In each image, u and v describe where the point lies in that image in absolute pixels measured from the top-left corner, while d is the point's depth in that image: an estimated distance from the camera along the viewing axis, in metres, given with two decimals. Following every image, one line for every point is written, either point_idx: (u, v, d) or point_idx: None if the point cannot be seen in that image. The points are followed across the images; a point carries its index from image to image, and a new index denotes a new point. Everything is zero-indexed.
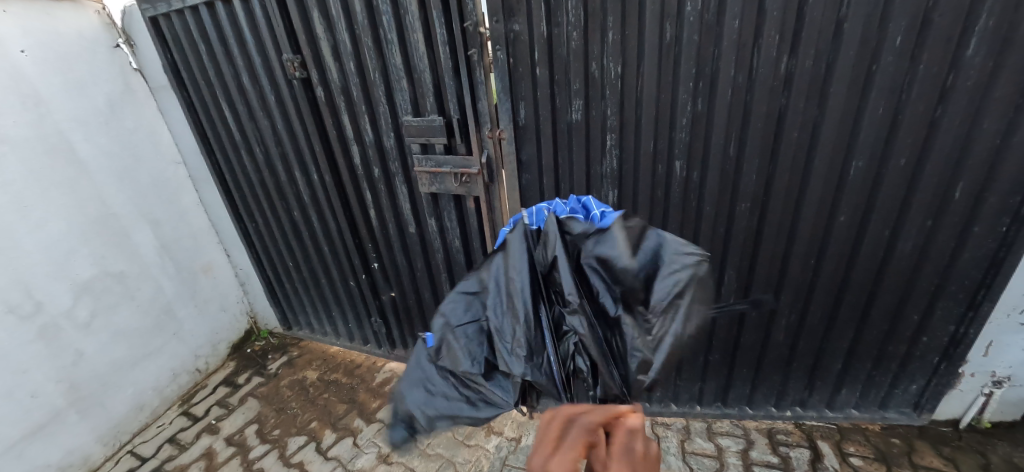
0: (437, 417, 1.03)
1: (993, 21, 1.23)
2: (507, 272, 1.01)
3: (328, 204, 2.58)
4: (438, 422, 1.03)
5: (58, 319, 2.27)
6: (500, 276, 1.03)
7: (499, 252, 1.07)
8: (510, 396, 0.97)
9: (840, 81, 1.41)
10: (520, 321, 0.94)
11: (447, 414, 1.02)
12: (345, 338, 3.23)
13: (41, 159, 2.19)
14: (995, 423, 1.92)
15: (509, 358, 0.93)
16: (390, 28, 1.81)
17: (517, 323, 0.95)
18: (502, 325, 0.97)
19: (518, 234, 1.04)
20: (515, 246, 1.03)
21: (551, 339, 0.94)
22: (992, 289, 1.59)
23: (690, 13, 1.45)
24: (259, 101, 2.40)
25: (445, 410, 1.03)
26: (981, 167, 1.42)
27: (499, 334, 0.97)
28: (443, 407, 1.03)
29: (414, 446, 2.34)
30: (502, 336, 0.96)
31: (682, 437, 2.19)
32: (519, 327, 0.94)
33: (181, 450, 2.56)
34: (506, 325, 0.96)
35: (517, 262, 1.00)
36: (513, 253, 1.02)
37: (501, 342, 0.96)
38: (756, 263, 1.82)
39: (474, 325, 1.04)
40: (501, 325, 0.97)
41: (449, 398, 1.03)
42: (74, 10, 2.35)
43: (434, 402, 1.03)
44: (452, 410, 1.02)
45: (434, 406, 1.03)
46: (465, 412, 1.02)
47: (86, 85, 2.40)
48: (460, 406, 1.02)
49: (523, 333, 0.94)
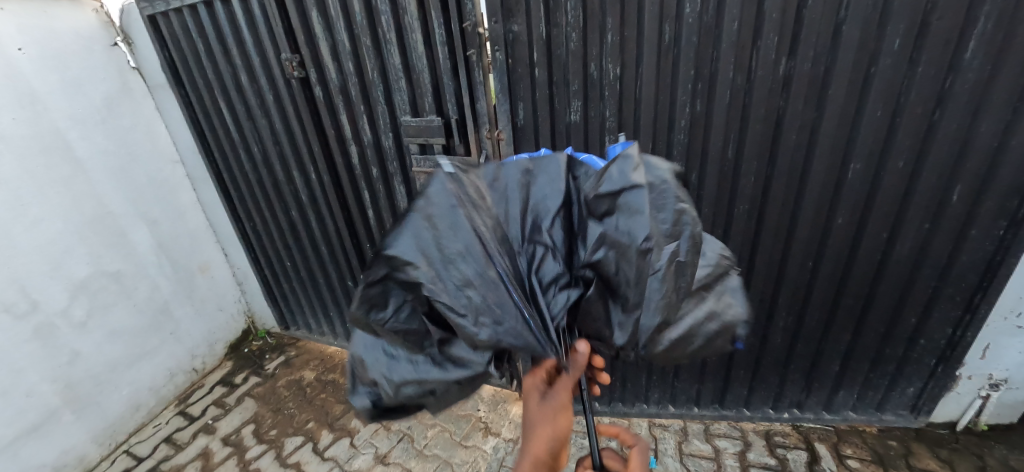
0: (396, 381, 0.87)
1: (991, 24, 1.23)
2: (435, 234, 0.81)
3: (326, 204, 2.57)
4: (398, 388, 0.87)
5: (53, 318, 2.25)
6: (425, 239, 0.81)
7: (414, 212, 0.84)
8: (480, 356, 0.83)
9: (840, 82, 1.41)
10: (477, 284, 0.78)
11: (406, 373, 0.87)
12: (342, 338, 3.22)
13: (38, 158, 2.18)
14: (992, 425, 1.92)
15: (473, 328, 0.77)
16: (389, 28, 1.80)
17: (482, 282, 0.78)
18: (452, 297, 0.78)
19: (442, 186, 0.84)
20: (437, 199, 0.83)
21: (519, 296, 0.80)
22: (989, 292, 1.59)
23: (689, 15, 1.45)
24: (257, 100, 2.39)
25: (407, 372, 0.87)
26: (978, 171, 1.42)
27: (449, 305, 0.78)
28: (406, 367, 0.87)
29: (411, 447, 2.34)
30: (451, 306, 0.78)
31: (679, 438, 2.19)
32: (475, 288, 0.78)
33: (177, 450, 2.55)
34: (453, 294, 0.78)
35: (447, 217, 0.81)
36: (443, 205, 0.83)
37: (456, 314, 0.78)
38: (754, 265, 1.82)
39: (406, 310, 0.87)
40: (449, 295, 0.78)
41: (410, 353, 0.87)
42: (71, 9, 2.34)
43: (394, 369, 0.88)
44: (414, 368, 0.87)
45: (395, 372, 0.87)
46: (434, 365, 0.86)
47: (84, 84, 2.39)
48: (423, 363, 0.87)
49: (483, 296, 0.78)
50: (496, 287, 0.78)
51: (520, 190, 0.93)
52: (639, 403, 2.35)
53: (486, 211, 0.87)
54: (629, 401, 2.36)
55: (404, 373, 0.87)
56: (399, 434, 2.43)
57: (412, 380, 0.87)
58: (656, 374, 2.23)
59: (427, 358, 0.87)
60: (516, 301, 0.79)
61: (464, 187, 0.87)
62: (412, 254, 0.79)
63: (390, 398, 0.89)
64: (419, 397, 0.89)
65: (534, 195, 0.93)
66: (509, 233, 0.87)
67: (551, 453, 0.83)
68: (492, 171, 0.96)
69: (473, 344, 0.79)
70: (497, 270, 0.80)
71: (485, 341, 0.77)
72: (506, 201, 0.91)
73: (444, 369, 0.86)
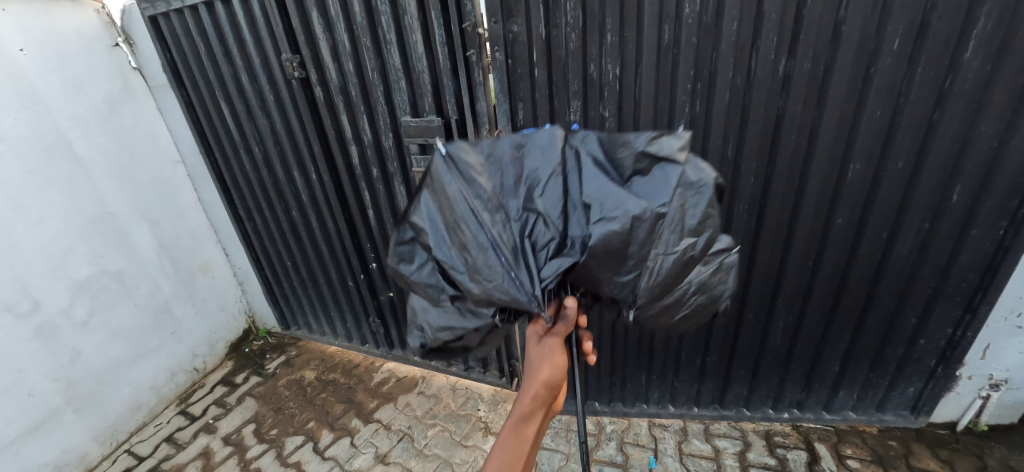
0: (433, 329, 1.12)
1: (990, 26, 1.23)
2: (440, 208, 0.99)
3: (326, 204, 2.57)
4: (435, 335, 1.12)
5: (54, 317, 2.26)
6: (431, 213, 1.00)
7: (426, 191, 1.04)
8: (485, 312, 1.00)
9: (839, 83, 1.41)
10: (470, 248, 0.94)
11: (439, 324, 1.11)
12: (343, 338, 3.23)
13: (40, 158, 2.19)
14: (992, 425, 1.92)
15: (469, 283, 0.95)
16: (389, 29, 1.81)
17: (476, 245, 0.93)
18: (450, 258, 0.97)
19: (443, 165, 0.98)
20: (440, 178, 0.99)
21: (505, 257, 0.91)
22: (989, 292, 1.59)
23: (688, 16, 1.45)
24: (258, 100, 2.39)
25: (439, 322, 1.10)
26: (978, 171, 1.42)
27: (448, 265, 0.97)
28: (438, 318, 1.10)
29: (411, 446, 2.34)
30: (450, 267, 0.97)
31: (679, 438, 2.19)
32: (467, 252, 0.95)
33: (179, 449, 2.55)
34: (451, 255, 0.97)
35: (448, 192, 0.97)
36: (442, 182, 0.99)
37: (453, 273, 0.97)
38: (755, 264, 1.82)
39: (425, 267, 1.09)
40: (452, 258, 0.97)
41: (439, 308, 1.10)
42: (73, 9, 2.35)
43: (431, 317, 1.12)
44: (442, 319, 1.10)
45: (432, 321, 1.12)
46: (455, 316, 1.07)
47: (86, 84, 2.40)
48: (449, 316, 1.08)
49: (473, 258, 0.94)
50: (484, 251, 0.92)
51: (517, 160, 0.99)
52: (638, 403, 2.36)
53: (482, 183, 0.96)
54: (629, 401, 2.36)
55: (437, 323, 1.11)
56: (400, 434, 2.44)
57: (442, 329, 1.10)
58: (656, 373, 2.23)
59: (450, 311, 1.08)
60: (502, 264, 0.91)
61: (460, 164, 0.99)
62: (425, 224, 1.01)
63: (433, 342, 1.15)
64: (452, 343, 1.13)
65: (528, 167, 0.97)
66: (503, 201, 0.95)
67: (550, 385, 0.93)
68: (490, 145, 1.01)
69: (473, 297, 0.96)
70: (485, 236, 0.92)
71: (480, 294, 0.94)
72: (503, 170, 0.98)
73: (462, 322, 1.06)
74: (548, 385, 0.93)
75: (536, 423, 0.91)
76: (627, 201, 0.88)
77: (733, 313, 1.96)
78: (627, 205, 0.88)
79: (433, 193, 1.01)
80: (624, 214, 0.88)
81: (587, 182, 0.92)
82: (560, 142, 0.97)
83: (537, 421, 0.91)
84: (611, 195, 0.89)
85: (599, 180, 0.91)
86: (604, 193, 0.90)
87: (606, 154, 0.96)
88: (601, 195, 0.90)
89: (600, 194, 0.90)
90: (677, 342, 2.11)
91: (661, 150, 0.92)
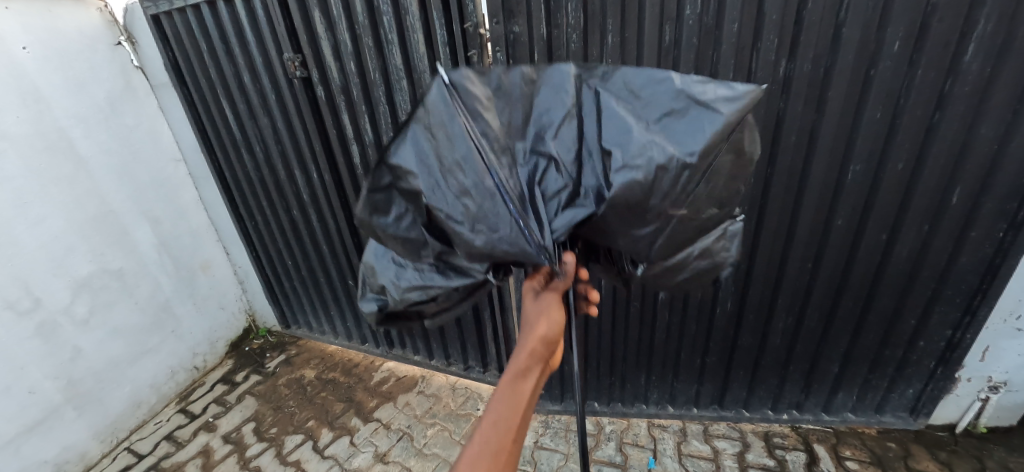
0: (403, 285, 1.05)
1: (990, 28, 1.24)
2: (435, 145, 0.84)
3: (327, 203, 2.58)
4: (403, 294, 1.05)
5: (56, 315, 2.27)
6: (423, 152, 0.85)
7: (416, 124, 0.87)
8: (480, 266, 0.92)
9: (839, 84, 1.41)
10: (472, 194, 0.82)
11: (409, 283, 1.04)
12: (343, 337, 3.24)
13: (41, 156, 2.20)
14: (991, 427, 1.92)
15: (470, 234, 0.84)
16: (390, 29, 1.81)
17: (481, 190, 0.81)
18: (447, 206, 0.84)
19: (442, 94, 0.83)
20: (437, 110, 0.84)
21: (515, 207, 0.81)
22: (989, 293, 1.59)
23: (688, 17, 1.45)
24: (259, 99, 2.40)
25: (411, 280, 1.04)
26: (978, 173, 1.42)
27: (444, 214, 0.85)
28: (409, 276, 1.04)
29: (411, 445, 2.35)
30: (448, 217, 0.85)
31: (678, 439, 2.19)
32: (468, 200, 0.83)
33: (178, 448, 2.56)
34: (449, 203, 0.84)
35: (446, 128, 0.83)
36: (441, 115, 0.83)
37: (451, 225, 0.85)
38: (755, 265, 1.82)
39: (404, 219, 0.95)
40: (449, 206, 0.84)
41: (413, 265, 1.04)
42: (75, 8, 2.36)
43: (404, 276, 1.05)
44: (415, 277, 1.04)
45: (404, 279, 1.05)
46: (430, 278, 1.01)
47: (87, 82, 2.40)
48: (423, 276, 1.02)
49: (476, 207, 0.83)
50: (490, 198, 0.81)
51: (526, 98, 0.87)
52: (638, 403, 2.36)
53: (487, 119, 0.84)
54: (628, 401, 2.36)
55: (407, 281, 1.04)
56: (399, 433, 2.44)
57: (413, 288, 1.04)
58: (656, 373, 2.23)
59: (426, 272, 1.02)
60: (510, 213, 0.81)
61: (462, 94, 0.84)
62: (415, 165, 0.85)
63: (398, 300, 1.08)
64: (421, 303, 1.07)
65: (538, 106, 0.86)
66: (510, 144, 0.85)
67: (547, 341, 0.87)
68: (497, 77, 0.88)
69: (470, 250, 0.86)
70: (491, 181, 0.81)
71: (481, 247, 0.85)
72: (511, 109, 0.86)
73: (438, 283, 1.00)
74: (545, 341, 0.87)
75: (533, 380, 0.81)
76: (653, 148, 0.76)
77: (733, 313, 1.96)
78: (652, 153, 0.75)
79: (424, 127, 0.86)
80: (648, 162, 0.75)
81: (607, 125, 0.80)
82: (575, 82, 0.86)
83: (534, 378, 0.82)
84: (635, 140, 0.77)
85: (622, 123, 0.79)
86: (627, 137, 0.78)
87: (633, 94, 0.84)
88: (622, 141, 0.78)
89: (623, 138, 0.78)
90: (676, 342, 2.11)
91: (702, 94, 0.80)
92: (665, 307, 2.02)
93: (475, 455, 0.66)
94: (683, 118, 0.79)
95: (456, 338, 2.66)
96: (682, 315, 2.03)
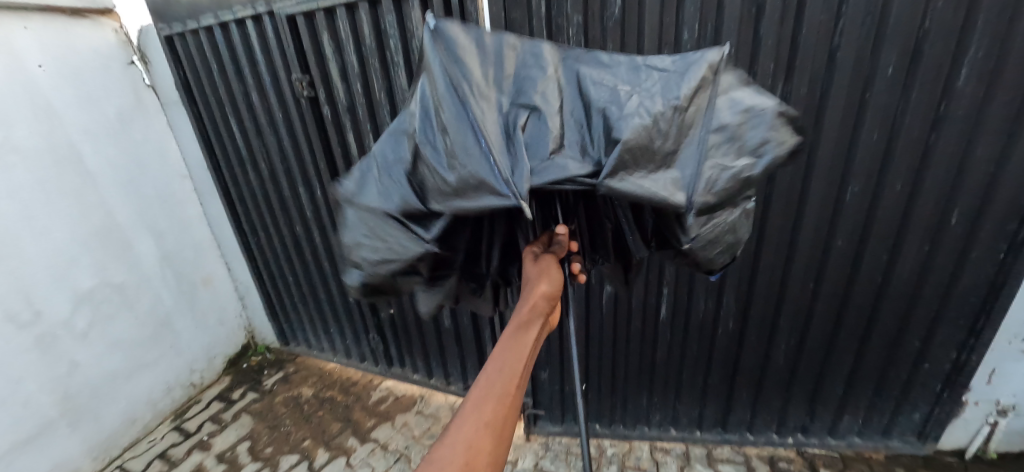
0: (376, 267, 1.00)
1: (981, 53, 1.27)
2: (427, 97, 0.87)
3: (330, 219, 2.60)
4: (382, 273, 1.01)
5: (56, 328, 2.26)
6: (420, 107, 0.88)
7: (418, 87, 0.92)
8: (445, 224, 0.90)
9: (836, 105, 1.44)
10: (452, 134, 0.81)
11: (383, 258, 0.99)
12: (342, 355, 3.21)
13: (51, 170, 2.24)
14: (1001, 453, 1.87)
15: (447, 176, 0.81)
16: (397, 51, 1.86)
17: (461, 128, 0.80)
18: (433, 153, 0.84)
19: (431, 41, 0.85)
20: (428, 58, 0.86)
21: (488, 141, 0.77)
22: (993, 314, 1.58)
23: (687, 42, 1.49)
24: (267, 117, 2.45)
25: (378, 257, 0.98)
26: (976, 193, 1.43)
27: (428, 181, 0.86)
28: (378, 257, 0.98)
29: (408, 467, 2.30)
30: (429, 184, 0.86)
31: (681, 463, 2.14)
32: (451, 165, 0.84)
33: (171, 467, 2.51)
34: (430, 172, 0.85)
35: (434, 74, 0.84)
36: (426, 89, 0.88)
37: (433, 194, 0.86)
38: (755, 285, 1.81)
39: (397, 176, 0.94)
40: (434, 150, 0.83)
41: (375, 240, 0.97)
42: (92, 28, 2.44)
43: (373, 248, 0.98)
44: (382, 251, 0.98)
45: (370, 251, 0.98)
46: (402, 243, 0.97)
47: (99, 98, 2.46)
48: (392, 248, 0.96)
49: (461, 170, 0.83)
50: (465, 137, 0.79)
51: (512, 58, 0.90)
52: (640, 425, 2.31)
53: (472, 67, 0.85)
54: (630, 423, 2.32)
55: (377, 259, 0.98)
56: (396, 454, 2.40)
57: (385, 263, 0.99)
58: (658, 394, 2.20)
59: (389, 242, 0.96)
60: (483, 148, 0.77)
61: (449, 42, 0.85)
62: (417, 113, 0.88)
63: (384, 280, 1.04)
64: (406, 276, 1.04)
65: (523, 67, 0.89)
66: (495, 92, 0.85)
67: (547, 296, 0.93)
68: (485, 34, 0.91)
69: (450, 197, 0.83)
70: (468, 120, 0.79)
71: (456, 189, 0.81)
72: (490, 71, 0.87)
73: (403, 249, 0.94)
74: (546, 298, 0.94)
75: (535, 330, 0.85)
76: (644, 102, 0.80)
77: (735, 333, 1.94)
78: (644, 107, 0.80)
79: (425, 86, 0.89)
80: (644, 111, 0.79)
81: (594, 91, 0.85)
82: (552, 55, 0.91)
83: (536, 330, 0.86)
84: (624, 99, 0.81)
85: (607, 87, 0.84)
86: (617, 95, 0.82)
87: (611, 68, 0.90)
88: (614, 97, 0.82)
89: (613, 98, 0.82)
90: (678, 362, 2.09)
91: (664, 64, 0.89)
92: (666, 326, 2.00)
93: (486, 385, 0.69)
94: (658, 81, 0.85)
95: (456, 355, 2.64)
96: (683, 335, 2.01)
